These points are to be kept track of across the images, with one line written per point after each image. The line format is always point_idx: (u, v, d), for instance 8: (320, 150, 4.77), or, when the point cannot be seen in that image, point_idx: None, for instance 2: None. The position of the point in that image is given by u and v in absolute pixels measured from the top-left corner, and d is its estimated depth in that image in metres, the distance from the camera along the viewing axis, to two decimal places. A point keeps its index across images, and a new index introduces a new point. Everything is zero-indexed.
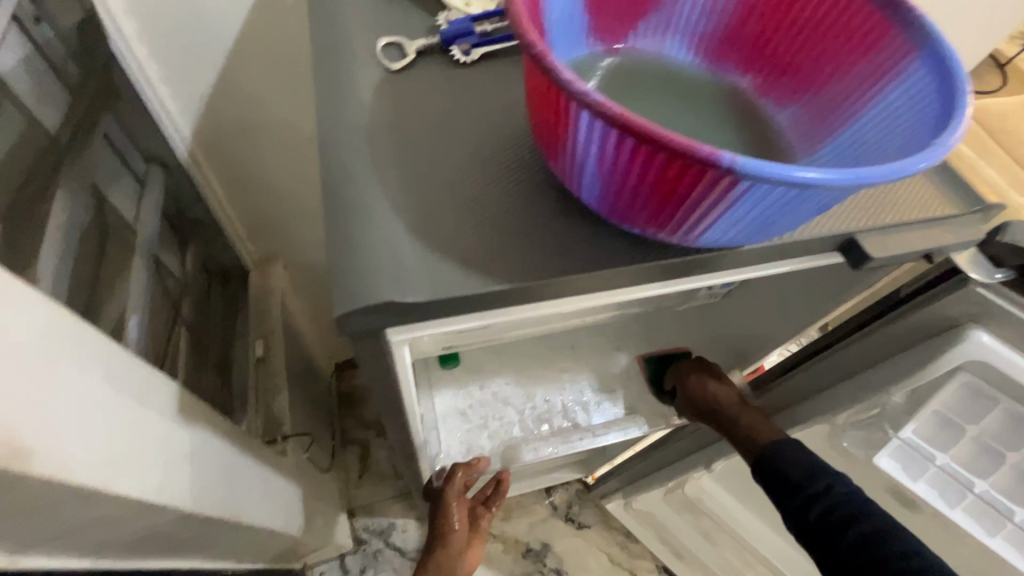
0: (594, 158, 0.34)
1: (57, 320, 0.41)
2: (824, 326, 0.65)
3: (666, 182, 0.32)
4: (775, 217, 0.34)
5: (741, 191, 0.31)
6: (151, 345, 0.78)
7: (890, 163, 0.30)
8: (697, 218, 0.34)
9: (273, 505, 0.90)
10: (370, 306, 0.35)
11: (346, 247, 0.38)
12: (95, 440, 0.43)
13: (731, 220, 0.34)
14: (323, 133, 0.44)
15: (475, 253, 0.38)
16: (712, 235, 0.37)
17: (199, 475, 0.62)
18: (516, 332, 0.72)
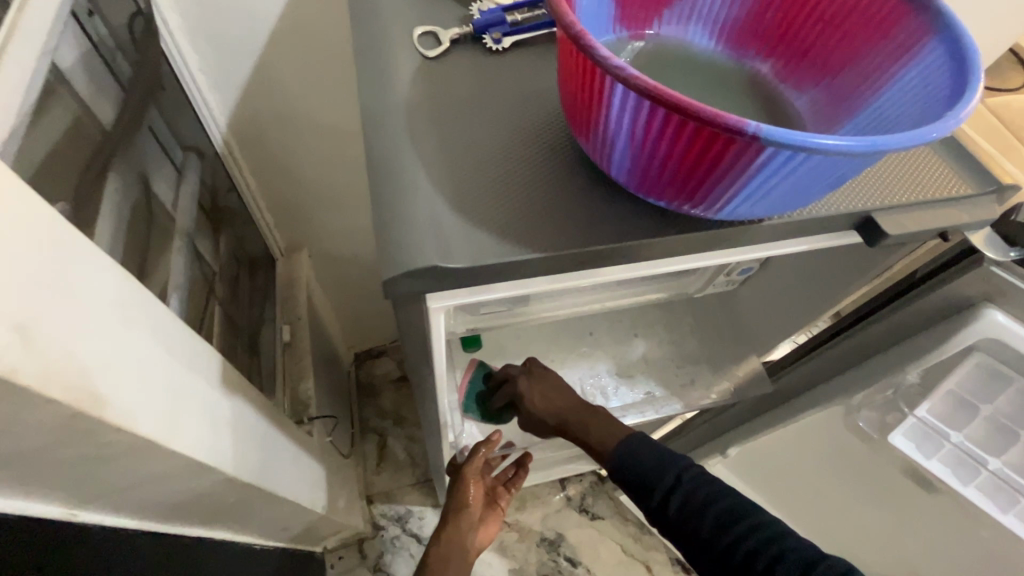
0: (624, 132, 0.36)
1: (123, 286, 0.45)
2: (838, 313, 0.67)
3: (692, 153, 0.34)
4: (795, 188, 0.36)
5: (762, 162, 0.33)
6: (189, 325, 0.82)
7: (905, 133, 0.31)
8: (720, 190, 0.37)
9: (301, 482, 0.93)
10: (415, 271, 0.38)
11: (391, 218, 0.41)
12: (155, 399, 0.47)
13: (752, 192, 0.37)
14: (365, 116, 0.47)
15: (510, 224, 0.41)
16: (733, 208, 0.39)
17: (239, 444, 0.66)
18: (538, 315, 0.75)
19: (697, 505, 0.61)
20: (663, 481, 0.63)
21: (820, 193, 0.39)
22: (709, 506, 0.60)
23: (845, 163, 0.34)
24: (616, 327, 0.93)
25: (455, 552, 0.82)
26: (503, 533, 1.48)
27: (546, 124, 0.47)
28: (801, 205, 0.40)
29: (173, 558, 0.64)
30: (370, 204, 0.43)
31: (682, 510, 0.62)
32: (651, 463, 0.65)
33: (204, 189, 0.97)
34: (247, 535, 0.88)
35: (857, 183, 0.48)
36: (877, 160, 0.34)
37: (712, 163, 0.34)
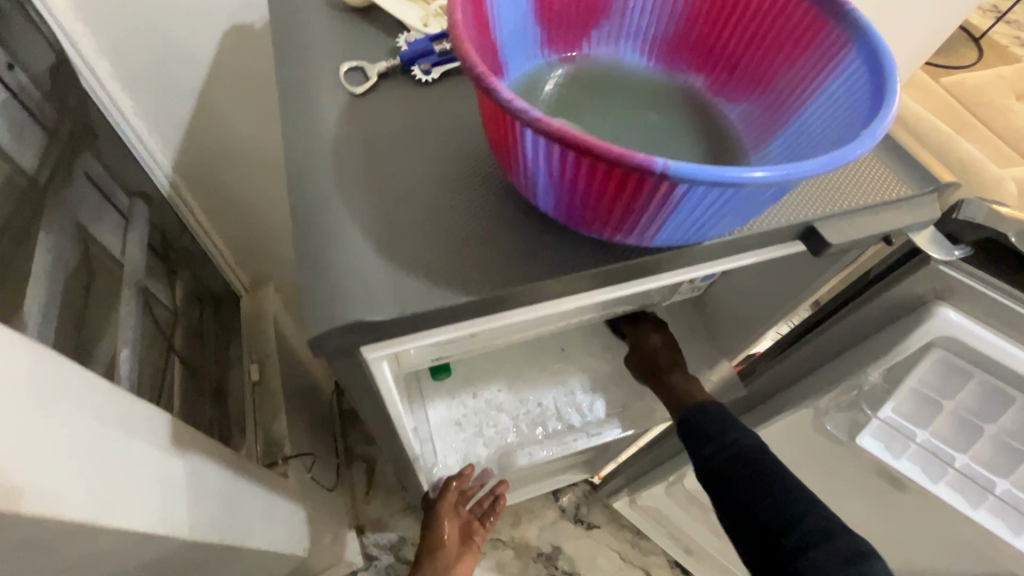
0: (543, 169, 0.35)
1: (37, 360, 0.42)
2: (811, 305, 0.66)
3: (610, 189, 0.33)
4: (721, 214, 0.36)
5: (681, 194, 0.32)
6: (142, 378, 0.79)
7: (817, 158, 0.31)
8: (645, 220, 0.36)
9: (276, 528, 0.90)
10: (341, 327, 0.36)
11: (318, 270, 0.39)
12: (84, 476, 0.44)
13: (678, 220, 0.36)
14: (290, 161, 0.46)
15: (440, 267, 0.39)
16: (664, 235, 0.38)
17: (197, 502, 0.63)
18: (504, 338, 0.74)
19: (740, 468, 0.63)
20: (720, 442, 0.66)
21: (750, 215, 0.38)
22: (754, 464, 0.62)
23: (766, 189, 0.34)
24: (589, 341, 0.92)
25: None
26: (499, 551, 1.46)
27: (477, 157, 0.45)
28: (733, 226, 0.40)
29: None
30: (295, 256, 0.41)
31: (727, 470, 0.63)
32: (714, 429, 0.67)
33: (153, 233, 0.94)
34: None
35: (795, 193, 0.47)
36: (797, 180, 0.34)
37: (631, 196, 0.33)
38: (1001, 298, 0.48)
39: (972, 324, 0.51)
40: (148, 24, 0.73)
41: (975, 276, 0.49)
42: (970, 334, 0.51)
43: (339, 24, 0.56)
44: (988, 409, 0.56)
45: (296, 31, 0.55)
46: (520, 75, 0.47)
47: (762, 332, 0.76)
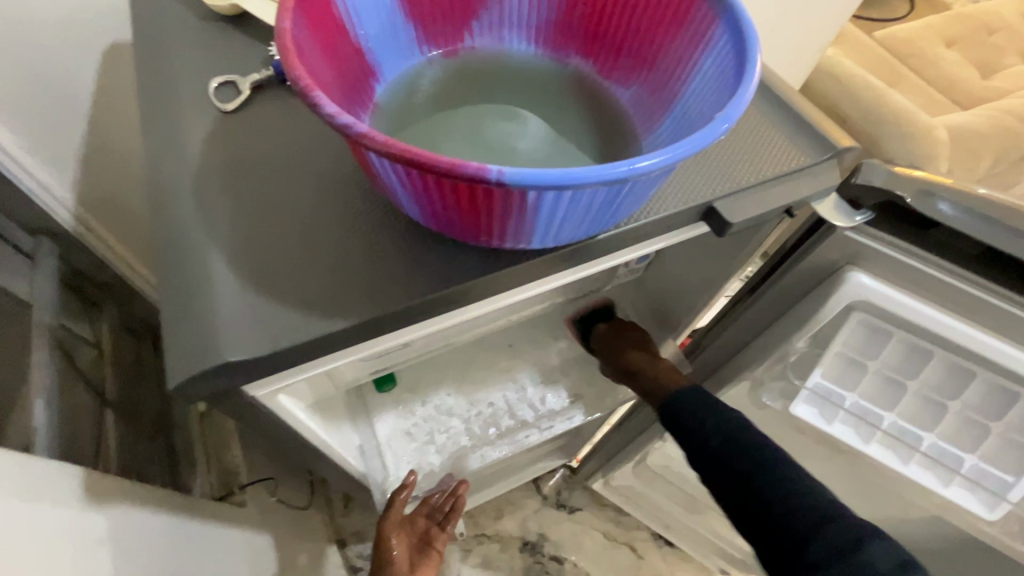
0: (398, 183, 0.33)
1: None
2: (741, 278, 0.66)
3: (464, 199, 0.31)
4: (592, 211, 0.34)
5: (534, 198, 0.31)
6: (60, 426, 0.75)
7: (664, 149, 0.29)
8: (514, 225, 0.34)
9: (236, 559, 0.87)
10: (206, 370, 0.34)
11: (184, 312, 0.36)
12: None
13: (548, 222, 0.34)
14: (153, 196, 0.43)
15: (318, 292, 0.37)
16: (542, 237, 0.36)
17: (128, 555, 0.60)
18: (439, 342, 0.72)
19: (737, 448, 0.61)
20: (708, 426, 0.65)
21: (628, 207, 0.37)
22: (747, 449, 0.61)
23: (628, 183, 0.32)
24: (534, 334, 0.91)
25: None
26: (484, 546, 1.44)
27: (359, 168, 0.43)
28: (615, 219, 0.38)
29: None
30: (161, 297, 0.38)
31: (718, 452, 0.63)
32: (698, 414, 0.66)
33: (63, 270, 0.89)
34: None
35: (693, 173, 0.46)
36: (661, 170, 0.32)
37: (488, 204, 0.31)
38: (907, 259, 0.49)
39: (882, 286, 0.51)
40: (10, 51, 0.67)
41: (882, 240, 0.49)
42: (882, 296, 0.51)
43: (207, 36, 0.52)
44: (908, 365, 0.57)
45: (159, 50, 0.51)
46: (397, 76, 0.44)
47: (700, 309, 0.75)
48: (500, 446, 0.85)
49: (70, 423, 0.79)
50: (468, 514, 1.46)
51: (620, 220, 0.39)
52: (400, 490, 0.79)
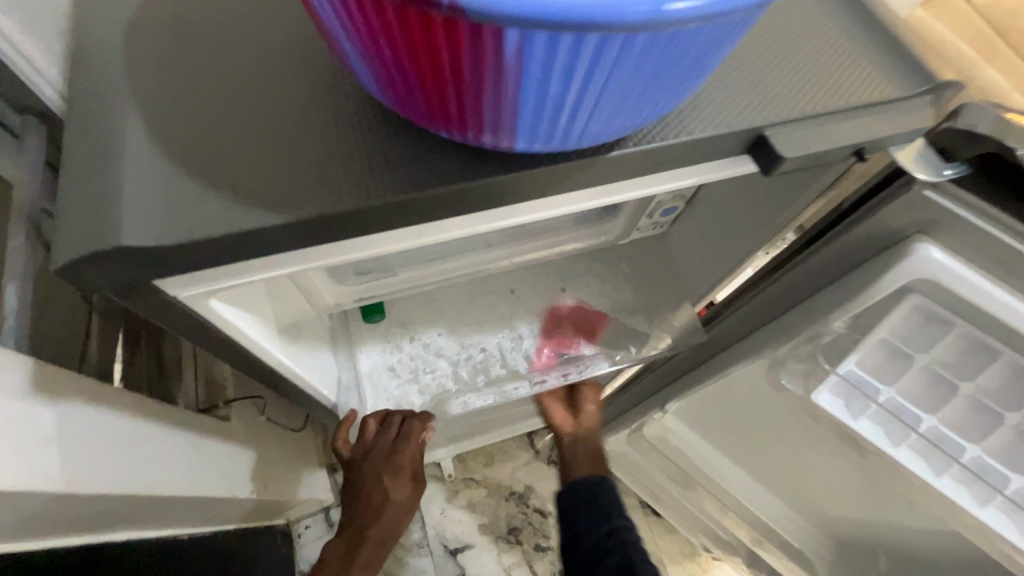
0: (343, 32, 0.25)
1: None
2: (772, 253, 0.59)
3: (420, 54, 0.24)
4: (593, 97, 0.27)
5: (517, 52, 0.23)
6: (49, 319, 0.72)
7: None
8: (491, 104, 0.27)
9: (206, 473, 0.86)
10: (94, 255, 0.28)
11: (88, 186, 0.30)
12: None
13: (536, 105, 0.27)
14: (93, 51, 0.36)
15: (249, 178, 0.30)
16: (527, 129, 0.29)
17: (82, 456, 0.58)
18: (431, 272, 0.66)
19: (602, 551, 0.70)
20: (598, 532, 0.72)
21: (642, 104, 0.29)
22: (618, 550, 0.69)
23: (644, 51, 0.24)
24: (541, 284, 0.84)
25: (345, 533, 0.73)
26: (470, 490, 1.43)
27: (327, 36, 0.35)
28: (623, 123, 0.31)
29: None
30: (67, 169, 0.32)
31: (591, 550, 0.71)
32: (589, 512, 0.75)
33: None
34: (145, 530, 0.84)
35: (742, 91, 0.36)
36: (689, 34, 0.24)
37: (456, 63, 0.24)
38: (998, 233, 0.39)
39: (959, 265, 0.41)
40: None
41: (970, 204, 0.39)
42: (954, 278, 0.42)
43: None
44: (966, 364, 0.49)
45: None
46: None
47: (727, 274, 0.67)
48: (485, 394, 0.78)
49: (65, 318, 0.76)
50: (458, 456, 1.45)
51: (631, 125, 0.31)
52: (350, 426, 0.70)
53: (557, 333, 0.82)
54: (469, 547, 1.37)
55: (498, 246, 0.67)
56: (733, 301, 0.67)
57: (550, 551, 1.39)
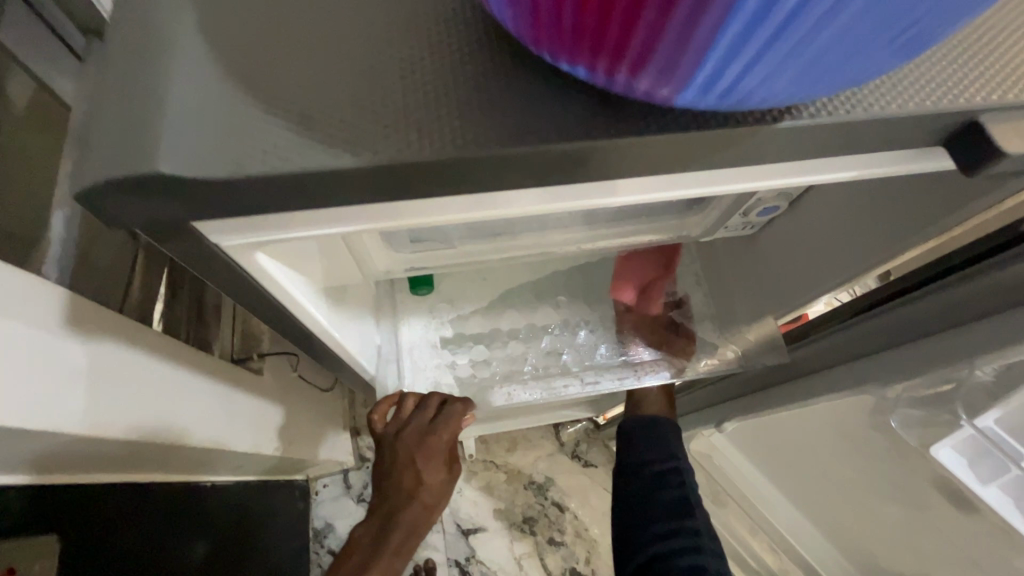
0: None
1: None
2: (886, 275, 0.54)
3: None
4: (826, 21, 0.19)
5: None
6: (97, 249, 0.69)
7: None
8: (671, 27, 0.20)
9: (232, 427, 0.83)
10: (117, 179, 0.22)
11: (120, 96, 0.24)
12: None
13: (751, 12, 0.18)
14: None
15: (321, 106, 0.24)
16: (704, 73, 0.22)
17: (107, 397, 0.55)
18: (506, 249, 0.60)
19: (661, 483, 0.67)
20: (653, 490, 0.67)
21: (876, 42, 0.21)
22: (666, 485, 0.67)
23: None
24: (601, 276, 0.77)
25: (365, 536, 0.60)
26: (491, 473, 1.38)
27: None
28: (829, 72, 0.22)
29: (49, 513, 0.59)
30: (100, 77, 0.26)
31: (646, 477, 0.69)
32: (649, 441, 0.72)
33: None
34: (167, 474, 0.82)
35: (951, 64, 0.28)
36: None
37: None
38: None
39: None
40: None
41: None
42: None
43: None
44: None
45: None
46: None
47: (821, 296, 0.60)
48: (532, 388, 0.72)
49: (110, 250, 0.74)
50: (482, 438, 1.41)
51: (834, 79, 0.23)
52: (381, 406, 0.59)
53: (629, 325, 0.76)
54: (482, 530, 1.34)
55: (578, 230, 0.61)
56: (829, 322, 0.61)
57: (563, 546, 1.34)
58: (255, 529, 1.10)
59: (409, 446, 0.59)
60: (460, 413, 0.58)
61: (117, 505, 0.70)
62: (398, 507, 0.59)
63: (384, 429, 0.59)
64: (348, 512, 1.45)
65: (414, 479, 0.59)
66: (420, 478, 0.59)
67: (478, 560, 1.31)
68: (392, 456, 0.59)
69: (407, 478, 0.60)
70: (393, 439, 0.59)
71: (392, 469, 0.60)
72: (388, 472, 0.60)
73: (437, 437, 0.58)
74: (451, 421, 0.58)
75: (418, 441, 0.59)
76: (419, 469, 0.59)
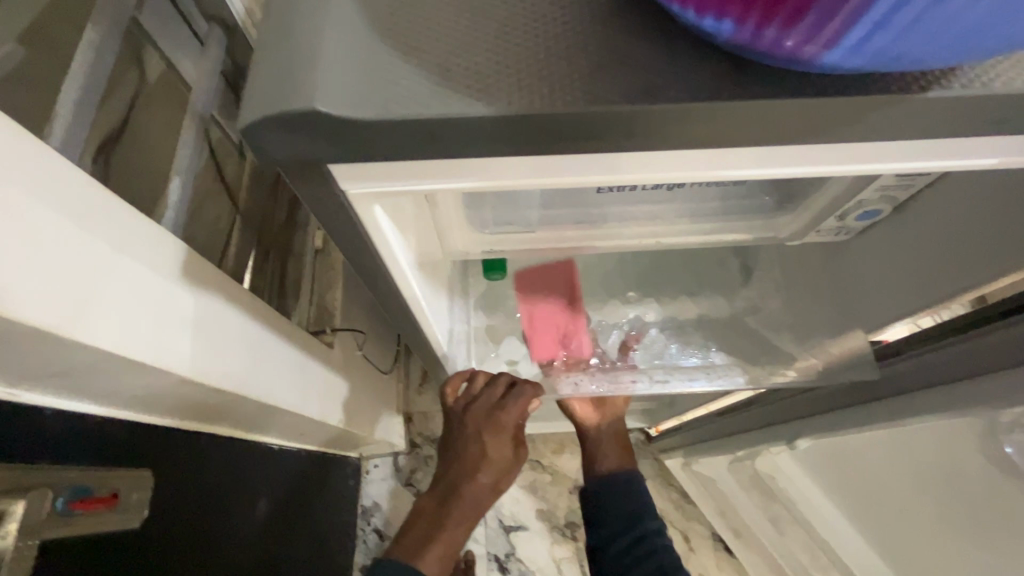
0: None
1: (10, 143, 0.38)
2: (982, 299, 0.51)
3: None
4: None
5: None
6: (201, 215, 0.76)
7: None
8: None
9: (306, 393, 0.88)
10: (279, 114, 0.24)
11: (272, 43, 0.26)
12: (55, 278, 0.39)
13: None
14: None
15: (461, 58, 0.26)
16: (855, 34, 0.22)
17: (210, 345, 0.60)
18: (590, 239, 0.59)
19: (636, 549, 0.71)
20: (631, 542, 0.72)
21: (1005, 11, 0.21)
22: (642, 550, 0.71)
23: None
24: (676, 274, 0.77)
25: (426, 509, 0.60)
26: (536, 472, 1.37)
27: None
28: (986, 38, 0.23)
29: (149, 452, 0.63)
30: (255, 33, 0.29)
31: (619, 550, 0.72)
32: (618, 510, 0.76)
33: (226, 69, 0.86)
34: (245, 433, 0.88)
35: None
36: None
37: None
38: None
39: None
40: None
41: None
42: None
43: None
44: None
45: None
46: None
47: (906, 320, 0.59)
48: (598, 380, 0.72)
49: (214, 219, 0.81)
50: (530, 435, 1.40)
51: (953, 48, 0.23)
52: (455, 378, 0.61)
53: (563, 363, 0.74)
54: (524, 528, 1.33)
55: (663, 221, 0.59)
56: (914, 343, 0.59)
57: None
58: (311, 499, 1.15)
59: (478, 420, 0.60)
60: (529, 394, 0.59)
61: (202, 450, 0.75)
62: (460, 480, 0.60)
63: (455, 401, 0.61)
64: (395, 494, 1.49)
65: (478, 452, 0.60)
66: (484, 452, 0.60)
67: (519, 557, 1.31)
68: (460, 428, 0.61)
69: (471, 452, 0.60)
70: (463, 412, 0.61)
71: (458, 441, 0.61)
72: (455, 445, 0.61)
73: (505, 413, 0.59)
74: (521, 399, 0.59)
75: (487, 416, 0.60)
76: (484, 443, 0.60)
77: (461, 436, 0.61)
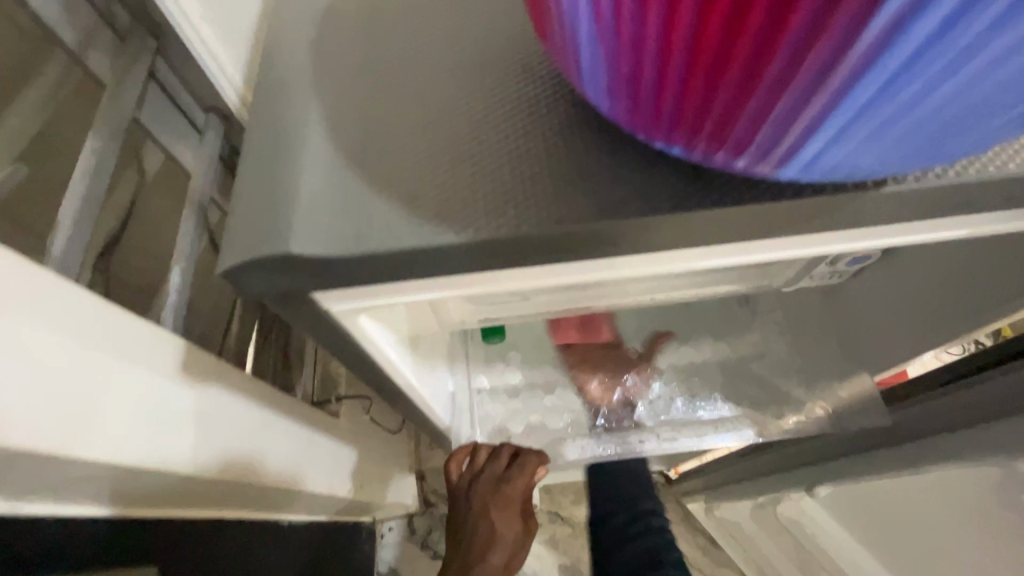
0: (595, 60, 0.25)
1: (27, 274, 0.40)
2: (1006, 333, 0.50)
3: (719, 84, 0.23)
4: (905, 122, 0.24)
5: (861, 63, 0.21)
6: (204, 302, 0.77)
7: None
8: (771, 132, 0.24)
9: (314, 467, 0.88)
10: (266, 259, 0.27)
11: (261, 192, 0.29)
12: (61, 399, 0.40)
13: (845, 118, 0.23)
14: (276, 63, 0.36)
15: (434, 194, 0.28)
16: (801, 164, 0.26)
17: (214, 434, 0.60)
18: (585, 305, 0.60)
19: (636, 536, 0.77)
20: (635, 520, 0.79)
21: (927, 120, 0.24)
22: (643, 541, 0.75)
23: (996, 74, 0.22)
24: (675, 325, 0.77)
25: None
26: (556, 526, 1.33)
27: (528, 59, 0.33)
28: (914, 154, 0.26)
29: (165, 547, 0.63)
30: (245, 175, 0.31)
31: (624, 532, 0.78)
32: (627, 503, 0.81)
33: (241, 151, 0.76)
34: (258, 512, 0.87)
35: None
36: None
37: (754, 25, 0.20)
38: None
39: None
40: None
41: None
42: None
43: None
44: None
45: None
46: None
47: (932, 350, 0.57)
48: (606, 444, 0.71)
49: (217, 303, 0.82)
50: (546, 486, 1.36)
51: (889, 163, 0.26)
52: (456, 455, 0.60)
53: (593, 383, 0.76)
54: None
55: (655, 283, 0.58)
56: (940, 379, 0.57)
57: None
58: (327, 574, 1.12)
59: (486, 497, 0.58)
60: (535, 463, 0.58)
61: (215, 539, 0.74)
62: (472, 562, 0.58)
63: (459, 478, 0.59)
64: (412, 556, 1.45)
65: (488, 530, 0.58)
66: (494, 529, 0.58)
67: None
68: (468, 508, 0.59)
69: (480, 531, 0.59)
70: (468, 490, 0.59)
71: (465, 520, 0.59)
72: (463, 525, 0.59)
73: (511, 486, 0.58)
74: (527, 468, 0.58)
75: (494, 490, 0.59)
76: (493, 520, 0.59)
77: (468, 515, 0.60)
